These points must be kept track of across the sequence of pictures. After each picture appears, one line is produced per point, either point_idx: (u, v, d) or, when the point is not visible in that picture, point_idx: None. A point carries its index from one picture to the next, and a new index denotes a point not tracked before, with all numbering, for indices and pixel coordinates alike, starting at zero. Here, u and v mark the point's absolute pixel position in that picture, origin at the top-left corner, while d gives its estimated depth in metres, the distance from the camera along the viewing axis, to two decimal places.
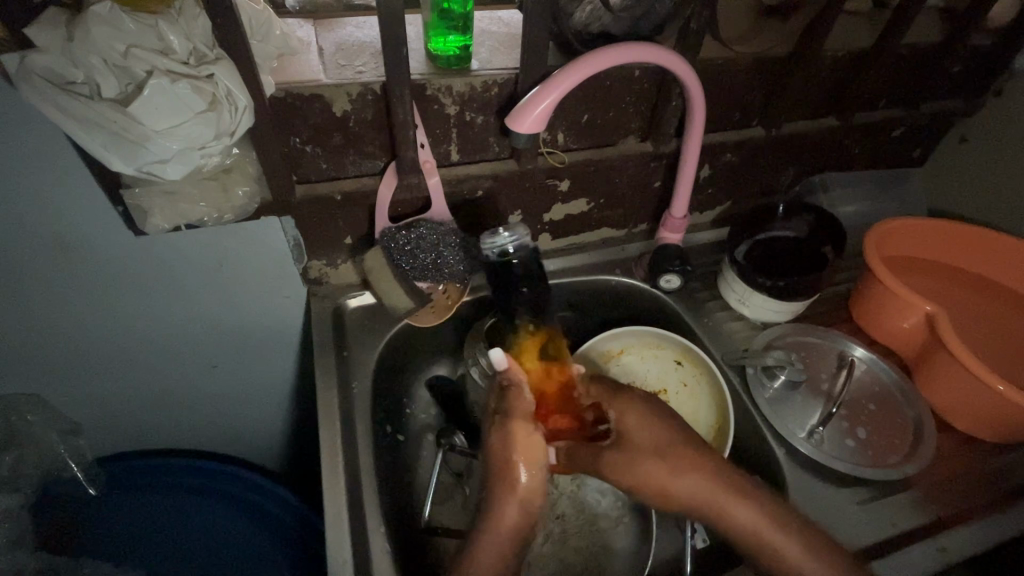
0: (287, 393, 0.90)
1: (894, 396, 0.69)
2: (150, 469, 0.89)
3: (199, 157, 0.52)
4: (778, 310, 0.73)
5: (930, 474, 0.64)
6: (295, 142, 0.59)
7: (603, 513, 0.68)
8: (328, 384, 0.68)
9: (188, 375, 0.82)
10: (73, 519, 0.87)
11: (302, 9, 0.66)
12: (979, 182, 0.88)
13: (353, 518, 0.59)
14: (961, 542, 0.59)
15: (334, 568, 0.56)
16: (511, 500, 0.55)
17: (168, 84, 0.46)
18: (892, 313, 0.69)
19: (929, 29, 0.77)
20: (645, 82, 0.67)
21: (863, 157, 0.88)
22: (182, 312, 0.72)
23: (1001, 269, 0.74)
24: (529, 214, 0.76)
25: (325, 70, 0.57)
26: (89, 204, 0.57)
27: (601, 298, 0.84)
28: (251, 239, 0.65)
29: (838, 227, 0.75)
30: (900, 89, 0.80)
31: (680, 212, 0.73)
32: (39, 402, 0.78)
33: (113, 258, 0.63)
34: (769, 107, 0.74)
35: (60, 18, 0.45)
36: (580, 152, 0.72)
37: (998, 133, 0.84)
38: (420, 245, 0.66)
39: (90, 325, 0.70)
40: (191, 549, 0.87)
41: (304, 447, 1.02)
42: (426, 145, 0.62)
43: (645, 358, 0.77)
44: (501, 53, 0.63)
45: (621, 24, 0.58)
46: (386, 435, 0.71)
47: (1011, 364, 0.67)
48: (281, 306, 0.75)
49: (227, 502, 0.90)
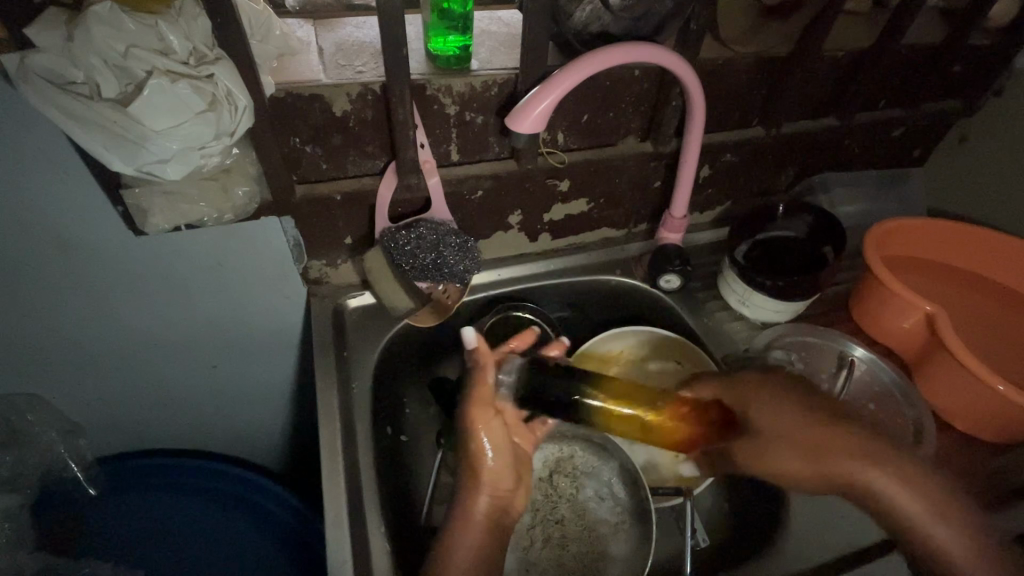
0: (288, 393, 0.90)
1: (895, 396, 0.68)
2: (150, 469, 0.89)
3: (199, 157, 0.52)
4: (778, 310, 0.73)
5: None
6: (295, 142, 0.59)
7: (602, 518, 0.66)
8: (328, 384, 0.69)
9: (188, 375, 0.82)
10: (73, 519, 0.87)
11: (303, 9, 0.66)
12: (979, 182, 0.88)
13: (353, 518, 0.60)
14: None
15: (334, 568, 0.56)
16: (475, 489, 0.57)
17: (168, 84, 0.46)
18: (892, 313, 0.69)
19: (929, 29, 0.77)
20: (644, 82, 0.67)
21: (863, 157, 0.88)
22: (182, 312, 0.72)
23: (1001, 269, 0.74)
24: (529, 214, 0.76)
25: (325, 70, 0.57)
26: (89, 204, 0.57)
27: (600, 298, 0.85)
28: (251, 239, 0.65)
29: (838, 226, 0.75)
30: (900, 88, 0.80)
31: (680, 211, 0.73)
32: (40, 402, 0.78)
33: (113, 259, 0.63)
34: (768, 107, 0.74)
35: (60, 18, 0.45)
36: (580, 152, 0.72)
37: (997, 133, 0.84)
38: (420, 245, 0.66)
39: (91, 326, 0.70)
40: (192, 550, 0.87)
41: (304, 447, 1.02)
42: (426, 145, 0.62)
43: (646, 359, 0.79)
44: (501, 54, 0.63)
45: (621, 24, 0.58)
46: (386, 435, 0.71)
47: (1012, 365, 0.67)
48: (281, 306, 0.75)
49: (227, 502, 0.91)
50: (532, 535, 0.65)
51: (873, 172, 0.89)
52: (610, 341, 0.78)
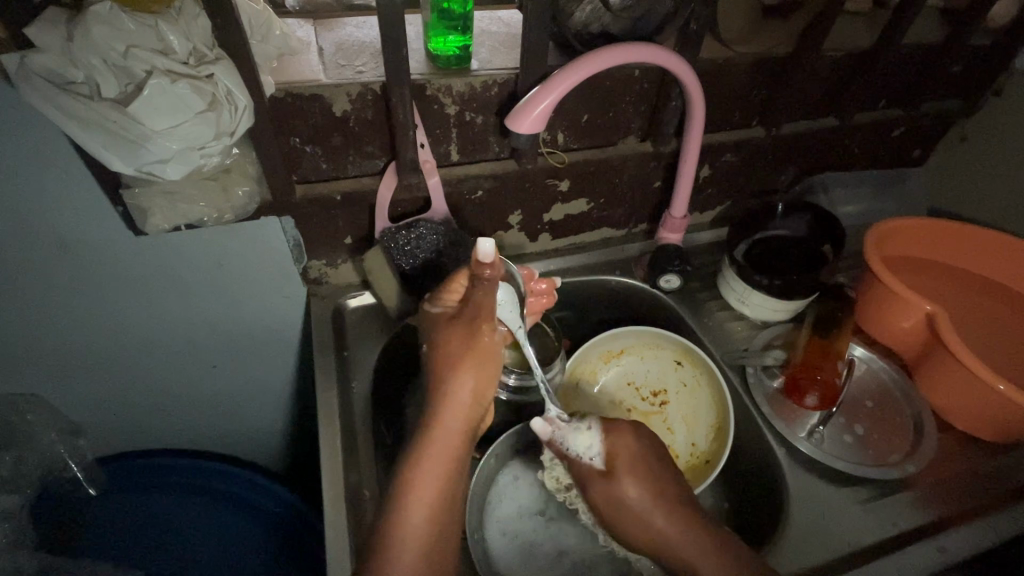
0: (288, 392, 0.90)
1: (894, 396, 0.72)
2: (149, 468, 0.88)
3: (199, 157, 0.51)
4: (777, 310, 0.74)
5: (930, 475, 0.66)
6: (295, 142, 0.59)
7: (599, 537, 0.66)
8: (327, 384, 0.69)
9: (187, 375, 0.82)
10: (74, 519, 0.87)
11: (302, 9, 0.66)
12: (976, 183, 0.88)
13: (352, 516, 0.60)
14: (961, 542, 0.60)
15: (332, 568, 0.56)
16: (458, 327, 0.56)
17: (168, 84, 0.46)
18: (893, 314, 0.69)
19: (929, 28, 0.77)
20: (645, 82, 0.67)
21: (863, 156, 0.88)
22: (180, 312, 0.72)
23: (1004, 271, 0.74)
24: (529, 214, 0.76)
25: (325, 70, 0.57)
26: (90, 204, 0.57)
27: (600, 298, 0.84)
28: (251, 240, 0.65)
29: (838, 227, 0.75)
30: (900, 89, 0.80)
31: (680, 212, 0.73)
32: (40, 402, 0.78)
33: (111, 257, 0.62)
34: (769, 109, 0.74)
35: (60, 18, 0.45)
36: (580, 152, 0.72)
37: (997, 133, 0.84)
38: (421, 245, 0.67)
39: (89, 325, 0.70)
40: (172, 546, 0.87)
41: (305, 447, 1.02)
42: (425, 145, 0.62)
43: (645, 358, 0.77)
44: (501, 53, 0.63)
45: (621, 24, 0.58)
46: (386, 437, 0.70)
47: (1015, 366, 0.68)
48: (281, 306, 0.75)
49: (222, 502, 0.90)
50: (535, 524, 0.66)
51: (872, 172, 0.89)
52: (608, 340, 0.76)
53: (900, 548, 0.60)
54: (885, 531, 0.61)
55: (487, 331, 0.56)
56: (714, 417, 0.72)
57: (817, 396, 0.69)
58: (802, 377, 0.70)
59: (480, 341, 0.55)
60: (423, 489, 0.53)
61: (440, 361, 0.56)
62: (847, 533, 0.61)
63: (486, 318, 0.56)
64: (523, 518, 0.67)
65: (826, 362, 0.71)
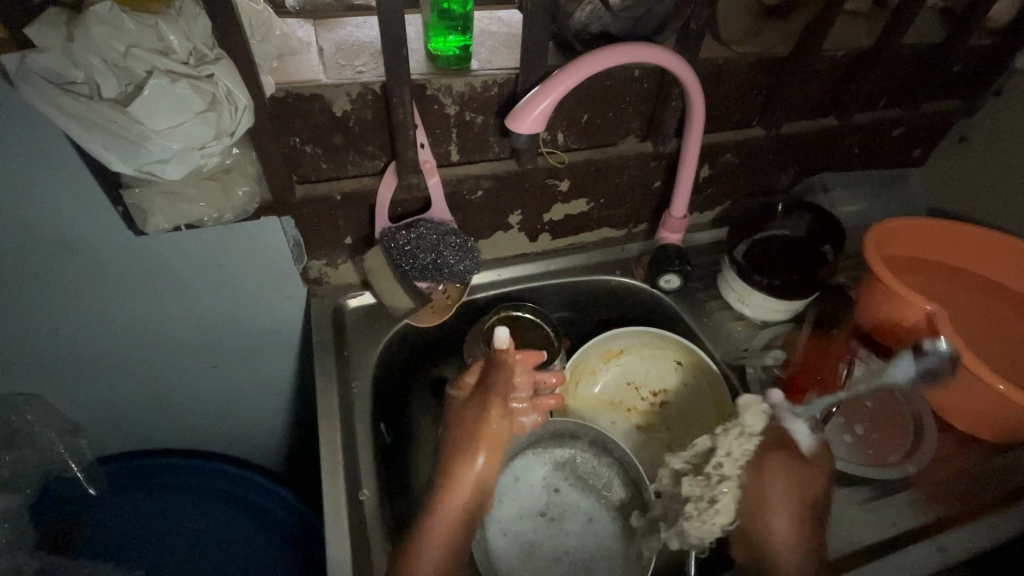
0: (288, 392, 0.90)
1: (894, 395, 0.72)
2: (150, 468, 0.88)
3: (199, 157, 0.51)
4: (777, 311, 0.73)
5: (930, 475, 0.66)
6: (295, 142, 0.59)
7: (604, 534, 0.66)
8: (327, 384, 0.69)
9: (187, 375, 0.82)
10: (74, 519, 0.87)
11: (302, 9, 0.66)
12: (975, 183, 0.88)
13: (353, 516, 0.60)
14: (962, 542, 0.60)
15: (333, 568, 0.56)
16: (473, 402, 0.62)
17: (168, 84, 0.46)
18: (892, 314, 0.69)
19: (929, 29, 0.77)
20: (645, 82, 0.67)
21: (863, 157, 0.88)
22: (180, 312, 0.72)
23: (1004, 272, 0.74)
24: (528, 214, 0.76)
25: (325, 70, 0.58)
26: (90, 204, 0.57)
27: (599, 298, 0.84)
28: (251, 240, 0.65)
29: (838, 227, 0.75)
30: (900, 89, 0.80)
31: (680, 211, 0.73)
32: (40, 402, 0.78)
33: (111, 258, 0.62)
34: (769, 109, 0.74)
35: (60, 18, 0.45)
36: (580, 152, 0.72)
37: (996, 134, 0.85)
38: (421, 245, 0.66)
39: (89, 325, 0.70)
40: (173, 546, 0.86)
41: (305, 447, 1.02)
42: (425, 145, 0.62)
43: (645, 358, 0.77)
44: (501, 53, 0.63)
45: (621, 24, 0.58)
46: (386, 437, 0.70)
47: (1014, 366, 0.68)
48: (281, 306, 0.75)
49: (222, 502, 0.90)
50: (536, 525, 0.67)
51: (872, 173, 0.89)
52: (609, 340, 0.76)
53: (900, 547, 0.60)
54: (886, 531, 0.62)
55: (494, 408, 0.61)
56: (713, 416, 0.72)
57: (819, 396, 0.69)
58: (803, 378, 0.70)
59: (490, 420, 0.60)
60: (431, 551, 0.56)
61: (453, 437, 0.61)
62: (847, 533, 0.61)
63: (495, 400, 0.61)
64: (524, 516, 0.67)
65: (827, 362, 0.71)
